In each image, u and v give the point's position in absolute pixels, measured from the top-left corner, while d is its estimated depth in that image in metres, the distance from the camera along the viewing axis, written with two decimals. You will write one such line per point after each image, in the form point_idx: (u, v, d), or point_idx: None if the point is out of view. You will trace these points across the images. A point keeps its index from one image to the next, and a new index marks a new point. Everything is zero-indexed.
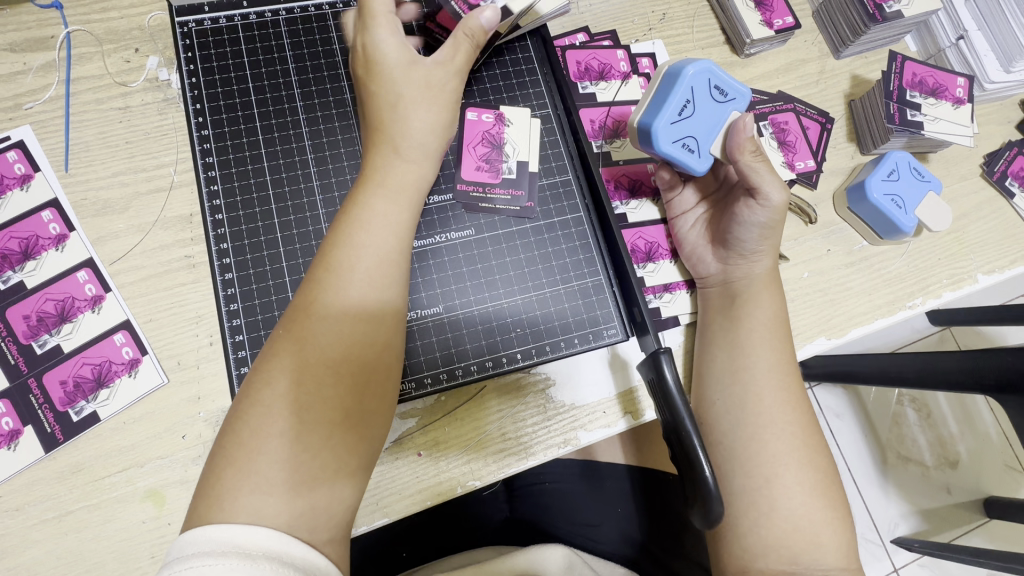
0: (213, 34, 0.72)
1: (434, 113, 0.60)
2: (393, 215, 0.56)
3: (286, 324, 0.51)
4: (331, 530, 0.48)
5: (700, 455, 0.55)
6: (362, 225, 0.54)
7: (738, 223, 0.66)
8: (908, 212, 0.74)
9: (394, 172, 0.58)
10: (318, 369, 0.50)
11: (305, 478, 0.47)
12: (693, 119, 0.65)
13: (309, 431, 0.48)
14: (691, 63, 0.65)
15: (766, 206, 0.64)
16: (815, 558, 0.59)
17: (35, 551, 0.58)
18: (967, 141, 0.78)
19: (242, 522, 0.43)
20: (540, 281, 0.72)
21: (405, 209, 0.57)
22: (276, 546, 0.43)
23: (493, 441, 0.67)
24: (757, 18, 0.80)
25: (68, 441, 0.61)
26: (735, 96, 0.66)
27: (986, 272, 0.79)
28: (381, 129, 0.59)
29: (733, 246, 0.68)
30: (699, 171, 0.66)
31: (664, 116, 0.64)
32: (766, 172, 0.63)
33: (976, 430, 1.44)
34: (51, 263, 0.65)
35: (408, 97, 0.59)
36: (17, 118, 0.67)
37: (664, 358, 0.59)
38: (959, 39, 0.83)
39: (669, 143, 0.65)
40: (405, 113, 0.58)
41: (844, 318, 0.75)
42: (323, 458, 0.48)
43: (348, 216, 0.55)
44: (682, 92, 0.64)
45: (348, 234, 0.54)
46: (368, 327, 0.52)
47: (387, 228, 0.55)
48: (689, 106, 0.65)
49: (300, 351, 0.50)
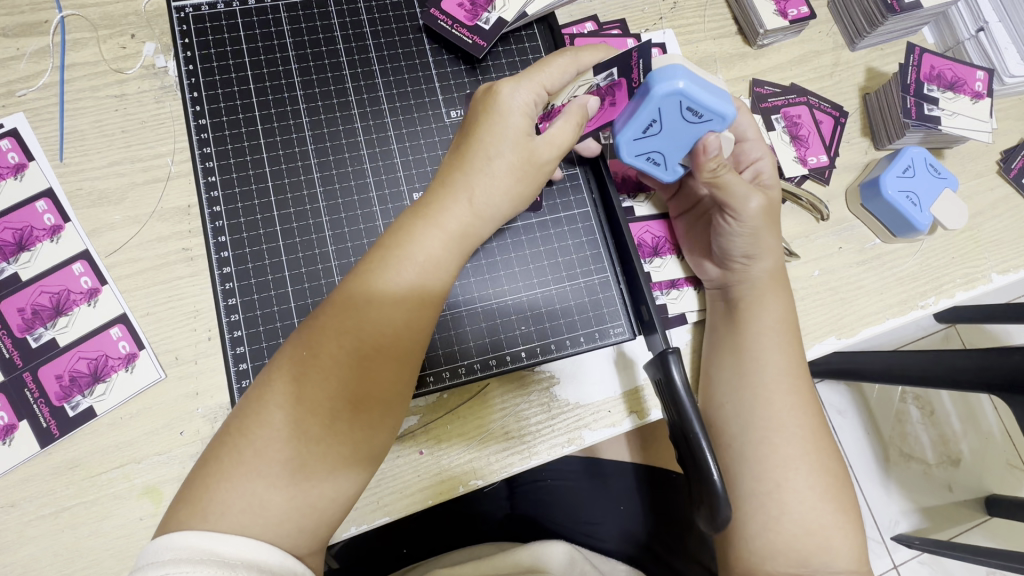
0: (211, 19, 0.71)
1: (515, 175, 0.55)
2: (443, 258, 0.53)
3: (309, 332, 0.50)
4: (313, 542, 0.49)
5: (711, 463, 0.53)
6: (408, 261, 0.52)
7: (720, 235, 0.65)
8: (923, 210, 0.72)
9: (458, 219, 0.54)
10: (328, 393, 0.48)
11: (297, 499, 0.47)
12: (660, 136, 0.60)
13: (309, 456, 0.48)
14: (662, 80, 0.56)
15: (740, 219, 0.63)
16: (826, 561, 0.59)
17: (30, 548, 0.57)
18: (985, 136, 0.76)
19: (219, 531, 0.44)
20: (546, 278, 0.71)
21: (458, 256, 0.54)
22: (251, 553, 0.44)
23: (496, 438, 0.66)
24: (771, 8, 0.78)
25: (65, 436, 0.60)
26: (713, 118, 0.57)
27: (1000, 272, 0.77)
28: (462, 171, 0.54)
29: (723, 254, 0.66)
30: (666, 179, 0.66)
31: (629, 133, 0.60)
32: (736, 187, 0.60)
33: (981, 429, 1.43)
34: (46, 255, 0.63)
35: (498, 153, 0.54)
36: (9, 105, 0.66)
37: (672, 357, 0.57)
38: (978, 31, 0.81)
39: (632, 157, 0.63)
40: (486, 169, 0.54)
41: (855, 317, 0.73)
42: (322, 488, 0.48)
43: (398, 243, 0.52)
44: (647, 112, 0.58)
45: (392, 263, 0.51)
46: (393, 366, 0.51)
47: (431, 269, 0.53)
48: (656, 125, 0.59)
49: (314, 368, 0.49)
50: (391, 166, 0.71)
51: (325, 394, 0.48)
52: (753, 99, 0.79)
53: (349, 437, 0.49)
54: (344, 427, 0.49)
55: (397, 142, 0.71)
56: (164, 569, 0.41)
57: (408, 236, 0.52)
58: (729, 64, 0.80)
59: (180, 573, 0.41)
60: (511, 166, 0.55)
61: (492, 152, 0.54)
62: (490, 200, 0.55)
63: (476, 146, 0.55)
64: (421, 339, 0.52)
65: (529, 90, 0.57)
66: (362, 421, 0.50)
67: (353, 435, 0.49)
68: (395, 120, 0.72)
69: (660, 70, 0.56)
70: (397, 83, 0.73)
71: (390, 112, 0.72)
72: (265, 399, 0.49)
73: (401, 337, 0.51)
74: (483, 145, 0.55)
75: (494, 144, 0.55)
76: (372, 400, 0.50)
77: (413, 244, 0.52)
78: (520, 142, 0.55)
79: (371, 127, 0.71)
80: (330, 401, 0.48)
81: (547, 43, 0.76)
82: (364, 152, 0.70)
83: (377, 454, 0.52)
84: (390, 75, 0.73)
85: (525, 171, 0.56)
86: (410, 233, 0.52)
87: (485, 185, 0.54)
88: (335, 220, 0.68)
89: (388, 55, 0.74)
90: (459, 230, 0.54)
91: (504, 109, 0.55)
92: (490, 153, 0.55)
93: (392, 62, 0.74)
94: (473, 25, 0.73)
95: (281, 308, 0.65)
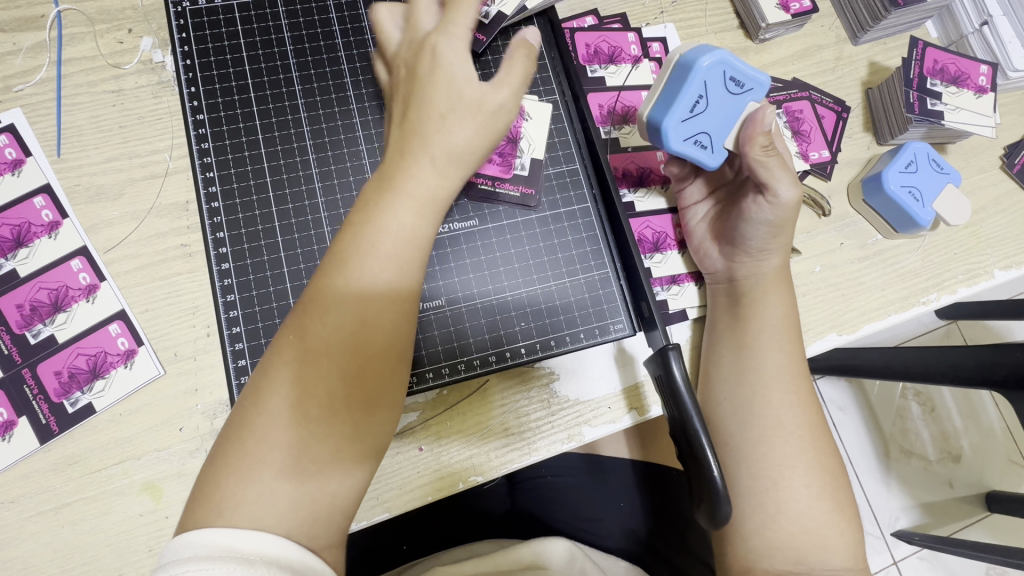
0: (208, 13, 0.70)
1: (469, 119, 0.53)
2: (415, 225, 0.52)
3: (297, 316, 0.50)
4: (328, 536, 0.48)
5: (711, 458, 0.53)
6: (383, 233, 0.51)
7: (746, 220, 0.63)
8: (926, 205, 0.72)
9: (424, 182, 0.53)
10: (322, 375, 0.49)
11: (305, 485, 0.47)
12: (706, 116, 0.62)
13: (310, 439, 0.48)
14: (702, 54, 0.59)
15: (776, 204, 0.61)
16: (824, 558, 0.58)
17: (31, 544, 0.57)
18: (988, 131, 0.76)
19: (240, 527, 0.44)
20: (546, 274, 0.70)
21: (428, 219, 0.53)
22: (272, 550, 0.44)
23: (496, 434, 0.66)
24: (773, 1, 0.77)
25: (64, 433, 0.60)
26: (753, 86, 0.61)
27: (1003, 268, 0.76)
28: (415, 134, 0.53)
29: (740, 243, 0.65)
30: (711, 166, 0.64)
31: (675, 112, 0.61)
32: (778, 168, 0.60)
33: (981, 425, 1.42)
34: (43, 251, 0.63)
35: (445, 99, 0.53)
36: (6, 101, 0.65)
37: (673, 354, 0.57)
38: (982, 25, 0.80)
39: (680, 141, 0.62)
40: (439, 118, 0.53)
41: (856, 313, 0.73)
42: (328, 472, 0.48)
43: (367, 217, 0.52)
44: (693, 88, 0.60)
45: (366, 240, 0.51)
46: (382, 340, 0.51)
47: (407, 239, 0.52)
48: (702, 102, 0.61)
49: (307, 351, 0.49)
50: None
51: (323, 377, 0.48)
52: None
53: (348, 416, 0.49)
54: (342, 407, 0.49)
55: None
56: (184, 567, 0.41)
57: (377, 209, 0.52)
58: None
59: (201, 571, 0.41)
60: (463, 115, 0.53)
61: (444, 109, 0.53)
62: (451, 154, 0.53)
63: (425, 105, 0.54)
64: (407, 309, 0.52)
65: (461, 39, 0.55)
66: (361, 400, 0.50)
67: (353, 414, 0.49)
68: None
69: (694, 50, 0.61)
70: None
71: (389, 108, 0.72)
72: (260, 390, 0.49)
73: (387, 310, 0.51)
74: (433, 102, 0.53)
75: (441, 99, 0.53)
76: (367, 377, 0.50)
77: (384, 216, 0.51)
78: (465, 84, 0.54)
79: (370, 122, 0.71)
80: (326, 383, 0.48)
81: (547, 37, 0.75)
82: (362, 147, 0.70)
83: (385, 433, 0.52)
84: None
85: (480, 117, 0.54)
86: (378, 202, 0.52)
87: (444, 144, 0.53)
88: (333, 216, 0.67)
89: None
90: (425, 187, 0.53)
91: (439, 62, 0.54)
92: (439, 108, 0.53)
93: None
94: (476, 20, 0.71)
95: (280, 304, 0.64)
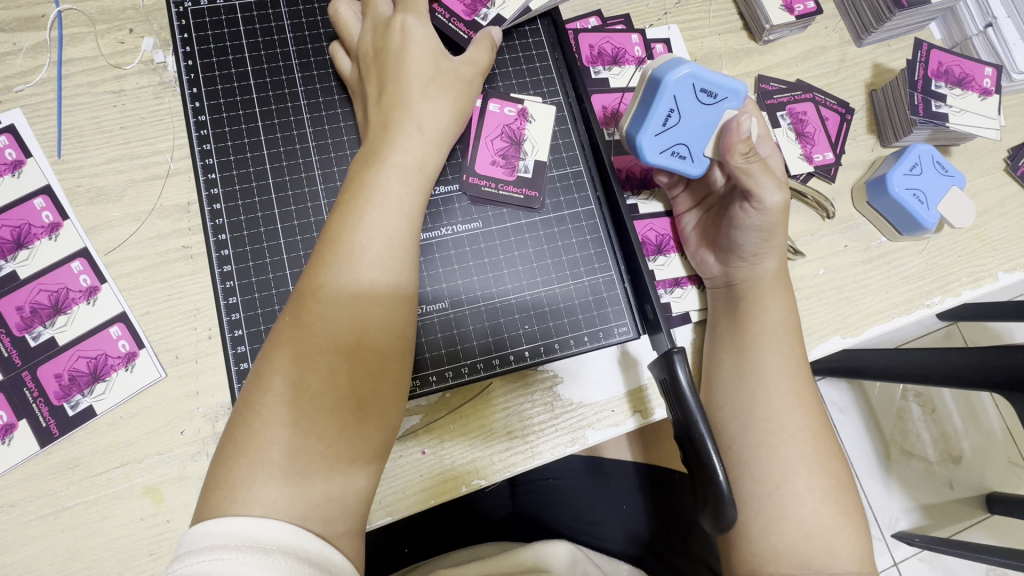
0: (210, 13, 0.70)
1: (449, 97, 0.62)
2: (401, 193, 0.56)
3: (296, 297, 0.52)
4: (345, 520, 0.48)
5: (716, 462, 0.53)
6: (371, 206, 0.54)
7: (736, 227, 0.63)
8: (930, 208, 0.71)
9: (406, 150, 0.58)
10: (323, 347, 0.49)
11: (312, 458, 0.47)
12: (680, 127, 0.63)
13: (316, 412, 0.48)
14: (669, 71, 0.60)
15: (762, 210, 0.60)
16: (828, 563, 0.58)
17: (30, 548, 0.57)
18: (992, 134, 0.75)
19: (258, 517, 0.44)
20: (549, 276, 0.70)
21: (412, 185, 0.58)
22: (290, 539, 0.44)
23: (499, 437, 0.65)
24: (777, 3, 0.77)
25: (64, 436, 0.59)
26: (728, 95, 0.62)
27: (1007, 270, 0.76)
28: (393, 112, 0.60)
29: (733, 249, 0.65)
30: (693, 174, 0.65)
31: (649, 128, 0.62)
32: (760, 174, 0.59)
33: (981, 427, 1.42)
34: (44, 252, 0.63)
35: (420, 78, 0.61)
36: (6, 101, 0.65)
37: (677, 357, 0.56)
38: (986, 27, 0.80)
39: (657, 155, 0.63)
40: (421, 98, 0.60)
41: (860, 316, 0.73)
42: (337, 443, 0.48)
43: (355, 191, 0.55)
44: (663, 103, 0.61)
45: (355, 212, 0.54)
46: (378, 306, 0.52)
47: (395, 207, 0.55)
48: (674, 115, 0.62)
49: (306, 326, 0.50)
50: None
51: (323, 351, 0.49)
52: (758, 95, 0.78)
53: (351, 386, 0.49)
54: (345, 377, 0.49)
55: None
56: (202, 556, 0.41)
57: (364, 183, 0.56)
58: (735, 60, 0.79)
59: (219, 560, 0.41)
60: (441, 92, 0.62)
61: (420, 83, 0.61)
62: (432, 125, 0.60)
63: (402, 83, 0.61)
64: (401, 278, 0.54)
65: (421, 18, 0.64)
66: (364, 368, 0.50)
67: (357, 383, 0.50)
68: None
69: (664, 66, 0.61)
70: None
71: None
72: (263, 373, 0.49)
73: (380, 279, 0.53)
74: (409, 79, 0.61)
75: (417, 78, 0.61)
76: (367, 345, 0.51)
77: (371, 187, 0.55)
78: (441, 67, 0.63)
79: None
80: (327, 355, 0.49)
81: (549, 38, 0.75)
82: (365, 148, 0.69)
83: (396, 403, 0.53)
84: None
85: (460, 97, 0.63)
86: (362, 180, 0.56)
87: (422, 116, 0.60)
88: None
89: None
90: (407, 156, 0.58)
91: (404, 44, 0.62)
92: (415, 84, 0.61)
93: None
94: (471, 20, 0.69)
95: (282, 306, 0.63)
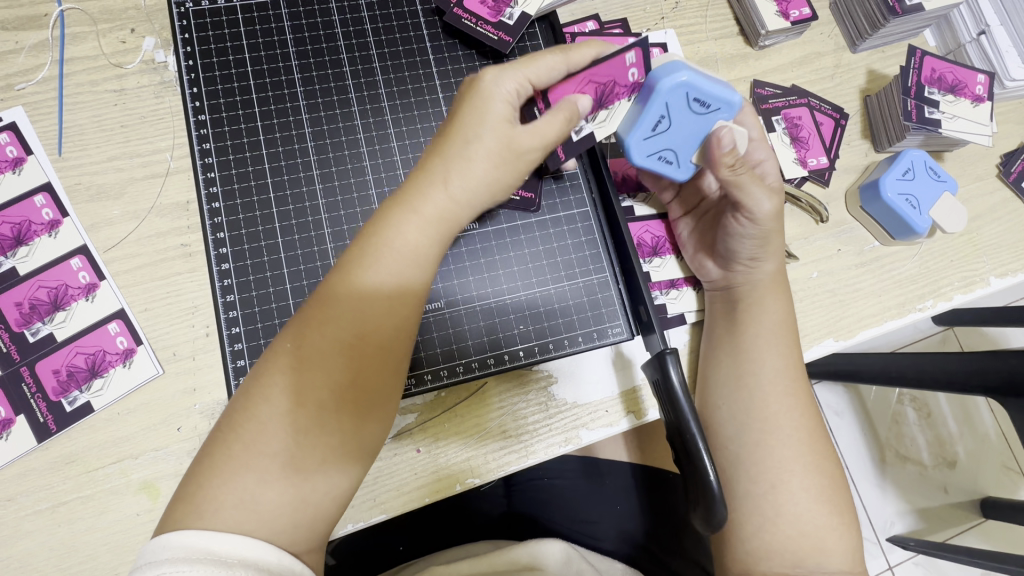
0: (211, 14, 0.70)
1: (493, 160, 0.54)
2: (421, 245, 0.53)
3: (298, 324, 0.50)
4: (310, 539, 0.49)
5: (708, 463, 0.54)
6: (387, 251, 0.51)
7: (729, 236, 0.64)
8: (923, 213, 0.72)
9: (437, 206, 0.53)
10: (314, 387, 0.48)
11: (288, 493, 0.47)
12: (669, 134, 0.62)
13: (298, 449, 0.48)
14: (665, 75, 0.57)
15: (755, 220, 0.62)
16: (821, 562, 0.59)
17: (27, 542, 0.57)
18: (984, 140, 0.76)
19: (217, 530, 0.44)
20: (545, 278, 0.70)
21: (438, 242, 0.54)
22: (249, 552, 0.44)
23: (494, 437, 0.66)
24: (773, 8, 0.78)
25: (61, 432, 0.60)
26: (720, 105, 0.59)
27: (999, 275, 0.77)
28: (439, 158, 0.54)
29: (728, 257, 0.66)
30: (680, 178, 0.66)
31: (638, 133, 0.62)
32: (754, 186, 0.60)
33: (976, 431, 1.43)
34: (43, 249, 0.63)
35: (477, 138, 0.53)
36: (8, 99, 0.65)
37: (670, 358, 0.58)
38: (980, 34, 0.81)
39: (644, 158, 0.63)
40: (464, 156, 0.53)
41: (854, 319, 0.73)
42: (313, 483, 0.48)
43: (376, 232, 0.52)
44: (654, 109, 0.59)
45: (373, 255, 0.51)
46: (377, 356, 0.51)
47: (412, 259, 0.52)
48: (665, 121, 0.60)
49: (301, 360, 0.49)
50: (391, 164, 0.70)
51: (313, 388, 0.48)
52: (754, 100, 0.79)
53: (337, 430, 0.49)
54: (331, 420, 0.49)
55: (397, 139, 0.71)
56: (162, 568, 0.42)
57: (387, 225, 0.52)
58: (731, 65, 0.80)
59: (178, 573, 0.41)
60: (491, 150, 0.53)
61: (472, 137, 0.53)
62: (467, 187, 0.54)
63: (456, 131, 0.54)
64: (404, 331, 0.52)
65: (512, 76, 0.55)
66: (352, 416, 0.50)
67: (342, 427, 0.49)
68: (395, 118, 0.72)
69: (662, 68, 0.59)
70: (398, 80, 0.73)
71: (391, 110, 0.72)
72: (253, 395, 0.49)
73: (383, 328, 0.51)
74: (464, 129, 0.54)
75: (472, 128, 0.53)
76: (358, 391, 0.50)
77: (391, 232, 0.52)
78: (500, 128, 0.54)
79: (372, 124, 0.71)
80: (318, 396, 0.48)
81: (547, 41, 0.75)
82: (364, 148, 0.70)
83: (373, 447, 0.52)
84: (391, 73, 0.73)
85: (508, 153, 0.54)
86: (387, 223, 0.52)
87: (462, 171, 0.53)
88: (334, 217, 0.68)
89: (389, 53, 0.73)
90: (437, 215, 0.53)
91: (486, 90, 0.55)
92: (469, 137, 0.54)
93: (393, 60, 0.73)
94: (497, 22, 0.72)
95: (279, 305, 0.64)
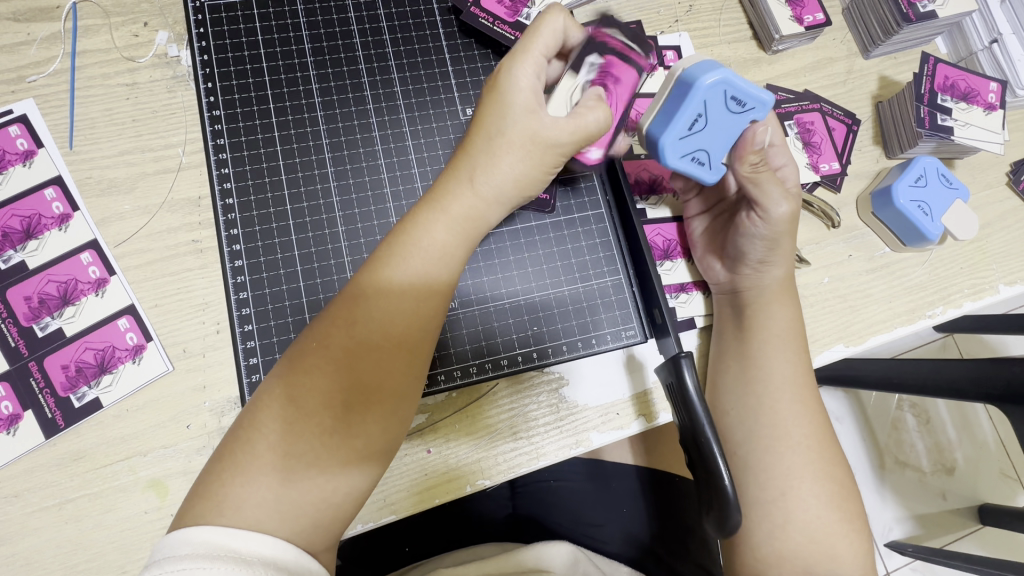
0: (227, 9, 0.70)
1: (520, 156, 0.53)
2: (448, 245, 0.53)
3: (321, 322, 0.50)
4: (326, 538, 0.49)
5: (722, 467, 0.53)
6: (415, 250, 0.52)
7: (741, 235, 0.64)
8: (934, 220, 0.72)
9: (464, 205, 0.53)
10: (336, 385, 0.48)
11: (306, 492, 0.47)
12: (704, 134, 0.60)
13: (319, 449, 0.47)
14: (703, 73, 0.57)
15: (768, 220, 0.62)
16: (831, 569, 0.59)
17: (33, 539, 0.56)
18: (997, 148, 0.76)
19: (236, 527, 0.44)
20: (559, 279, 0.70)
21: (463, 242, 0.54)
22: (270, 552, 0.43)
23: (504, 438, 0.65)
24: (787, 13, 0.78)
25: (70, 427, 0.59)
26: (756, 105, 0.59)
27: (1008, 283, 0.77)
28: (466, 155, 0.54)
29: (739, 258, 0.66)
30: (709, 181, 0.63)
31: (674, 131, 0.59)
32: (771, 185, 0.61)
33: (976, 438, 1.44)
34: (53, 243, 0.63)
35: (502, 134, 0.53)
36: (19, 90, 0.65)
37: (685, 361, 0.57)
38: (992, 42, 0.81)
39: (677, 159, 0.60)
40: (491, 152, 0.53)
41: (864, 325, 0.73)
42: (334, 482, 0.48)
43: (404, 231, 0.52)
44: (692, 107, 0.58)
45: (399, 254, 0.51)
46: (401, 357, 0.50)
47: (439, 258, 0.52)
48: (701, 120, 0.59)
49: (325, 358, 0.49)
50: (405, 162, 0.70)
51: (336, 386, 0.48)
52: None
53: (360, 430, 0.49)
54: (354, 420, 0.48)
55: (412, 138, 0.71)
56: (181, 565, 0.40)
57: (415, 224, 0.53)
58: (744, 69, 0.80)
59: (198, 569, 0.40)
60: (518, 145, 0.53)
61: (497, 133, 0.53)
62: (494, 183, 0.54)
63: (482, 127, 0.54)
64: (429, 331, 0.52)
65: (529, 64, 0.54)
66: (373, 416, 0.49)
67: (365, 428, 0.49)
68: (410, 117, 0.71)
69: (697, 66, 0.58)
70: (413, 78, 0.73)
71: (406, 108, 0.72)
72: (274, 391, 0.49)
73: (407, 329, 0.50)
74: (488, 125, 0.53)
75: (497, 124, 0.53)
76: (381, 391, 0.49)
77: (419, 232, 0.52)
78: (526, 120, 0.53)
79: (387, 122, 0.71)
80: (340, 395, 0.48)
81: None
82: (378, 146, 0.70)
83: (388, 451, 0.51)
84: (406, 71, 0.73)
85: (536, 150, 0.53)
86: (415, 222, 0.53)
87: (489, 168, 0.53)
88: (348, 215, 0.67)
89: (405, 50, 0.73)
90: (464, 215, 0.53)
91: (507, 85, 0.54)
92: (496, 134, 0.53)
93: (408, 58, 0.73)
94: (513, 22, 0.72)
95: (293, 303, 0.64)
